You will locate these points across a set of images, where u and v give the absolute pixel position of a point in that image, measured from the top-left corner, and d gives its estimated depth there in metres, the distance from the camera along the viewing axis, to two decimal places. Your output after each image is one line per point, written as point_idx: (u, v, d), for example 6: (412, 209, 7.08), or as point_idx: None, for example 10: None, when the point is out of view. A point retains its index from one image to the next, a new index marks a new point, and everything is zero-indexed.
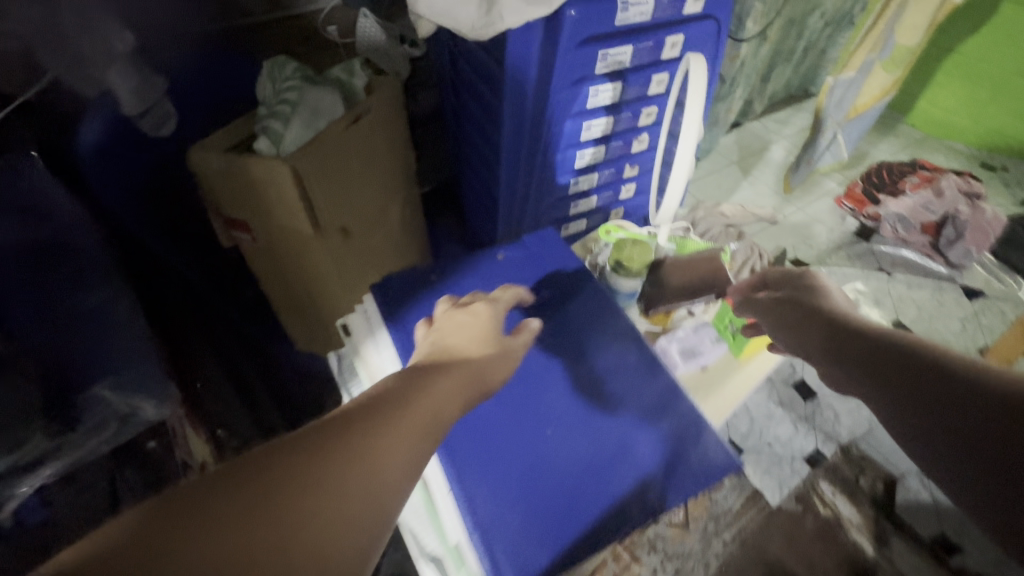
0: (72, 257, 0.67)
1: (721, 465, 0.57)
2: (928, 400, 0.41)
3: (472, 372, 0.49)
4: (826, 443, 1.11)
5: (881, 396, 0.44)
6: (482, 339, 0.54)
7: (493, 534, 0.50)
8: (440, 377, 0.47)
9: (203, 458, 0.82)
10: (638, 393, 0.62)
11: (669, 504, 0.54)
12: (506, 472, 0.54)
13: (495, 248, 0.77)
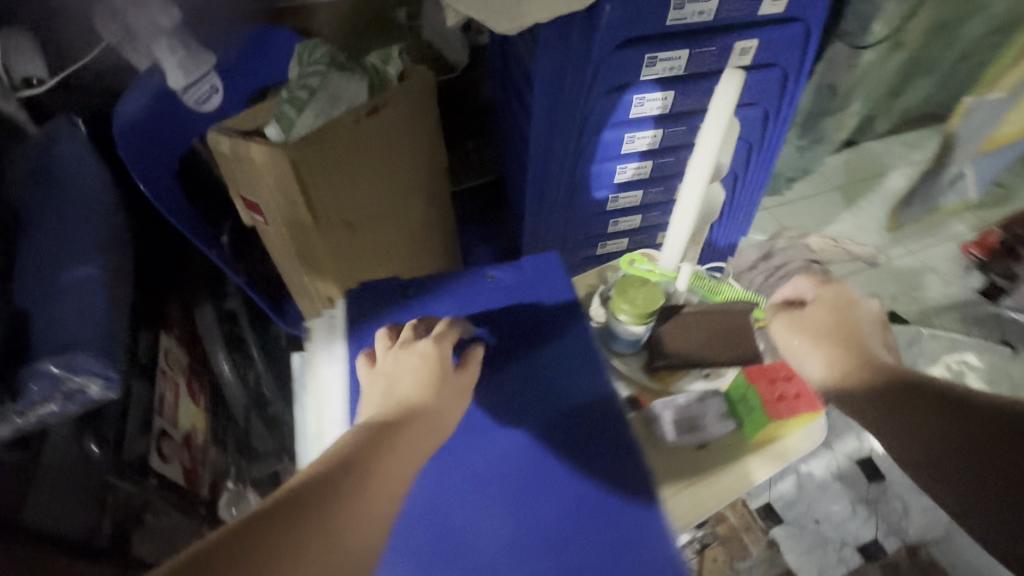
0: (77, 226, 0.68)
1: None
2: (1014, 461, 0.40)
3: (417, 436, 0.47)
4: (888, 536, 0.98)
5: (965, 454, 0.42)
6: (427, 393, 0.50)
7: None
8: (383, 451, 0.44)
9: (192, 426, 0.86)
10: (591, 472, 0.53)
11: None
12: (411, 536, 0.50)
13: (485, 268, 0.70)
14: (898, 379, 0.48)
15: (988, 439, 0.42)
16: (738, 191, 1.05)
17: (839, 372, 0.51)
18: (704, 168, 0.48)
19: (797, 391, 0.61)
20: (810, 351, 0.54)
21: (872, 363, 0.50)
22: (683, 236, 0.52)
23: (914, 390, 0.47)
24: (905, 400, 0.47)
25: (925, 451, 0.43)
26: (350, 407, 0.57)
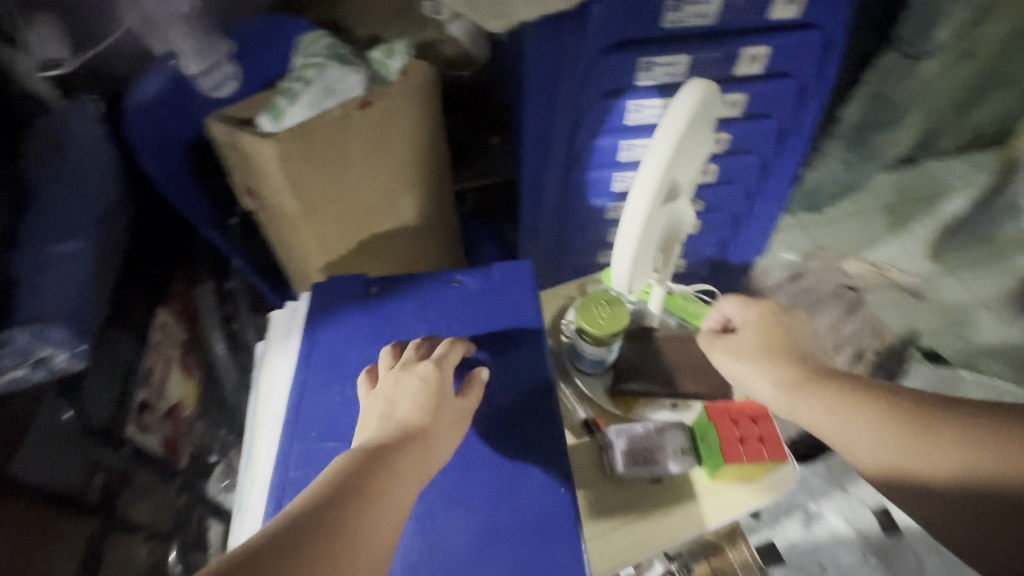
0: (71, 198, 0.72)
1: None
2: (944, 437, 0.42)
3: (418, 473, 0.44)
4: None
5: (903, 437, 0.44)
6: (429, 426, 0.47)
7: None
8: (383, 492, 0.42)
9: (180, 399, 0.91)
10: (509, 503, 0.51)
11: None
12: None
13: (454, 272, 0.68)
14: (840, 394, 0.49)
15: (940, 443, 0.42)
16: (753, 207, 0.98)
17: (781, 396, 0.52)
18: (652, 178, 0.43)
19: (761, 437, 0.57)
20: (753, 377, 0.55)
21: (813, 379, 0.51)
22: (630, 255, 0.47)
23: (866, 405, 0.47)
24: (856, 421, 0.47)
25: (882, 456, 0.44)
26: (289, 404, 0.57)
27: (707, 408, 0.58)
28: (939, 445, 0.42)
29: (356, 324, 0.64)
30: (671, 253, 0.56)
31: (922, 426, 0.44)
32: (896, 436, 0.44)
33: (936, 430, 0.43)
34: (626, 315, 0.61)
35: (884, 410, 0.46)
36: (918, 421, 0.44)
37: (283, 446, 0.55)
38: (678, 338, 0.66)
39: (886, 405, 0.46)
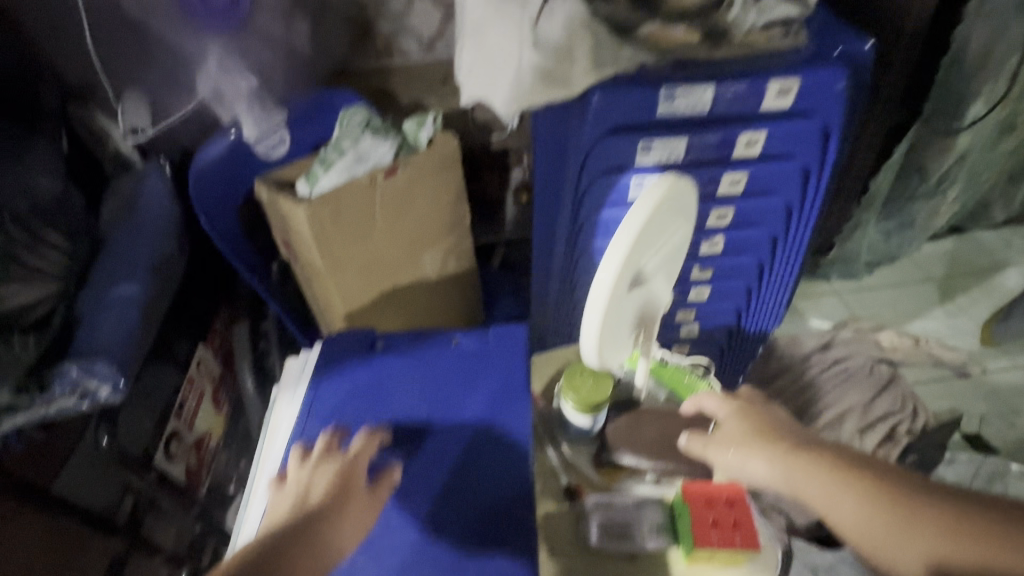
0: (134, 248, 0.83)
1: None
2: (930, 515, 0.44)
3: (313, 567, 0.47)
4: None
5: (892, 516, 0.45)
6: (331, 513, 0.51)
7: None
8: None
9: (208, 431, 0.99)
10: (476, 563, 0.55)
11: None
12: None
13: (453, 332, 0.73)
14: (833, 477, 0.49)
15: (928, 532, 0.44)
16: (765, 279, 0.98)
17: (775, 480, 0.52)
18: (615, 265, 0.47)
19: (735, 522, 0.58)
20: (742, 464, 0.55)
21: (805, 463, 0.51)
22: (596, 334, 0.50)
23: (854, 488, 0.48)
24: (845, 504, 0.48)
25: (872, 534, 0.46)
26: (287, 449, 0.63)
27: (684, 487, 0.59)
28: (921, 538, 0.44)
29: (358, 377, 0.69)
30: (647, 332, 0.59)
31: (907, 513, 0.45)
32: (883, 525, 0.45)
33: (920, 511, 0.45)
34: (609, 387, 0.64)
35: (873, 496, 0.47)
36: (903, 510, 0.45)
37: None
38: (663, 413, 0.67)
39: (877, 490, 0.47)
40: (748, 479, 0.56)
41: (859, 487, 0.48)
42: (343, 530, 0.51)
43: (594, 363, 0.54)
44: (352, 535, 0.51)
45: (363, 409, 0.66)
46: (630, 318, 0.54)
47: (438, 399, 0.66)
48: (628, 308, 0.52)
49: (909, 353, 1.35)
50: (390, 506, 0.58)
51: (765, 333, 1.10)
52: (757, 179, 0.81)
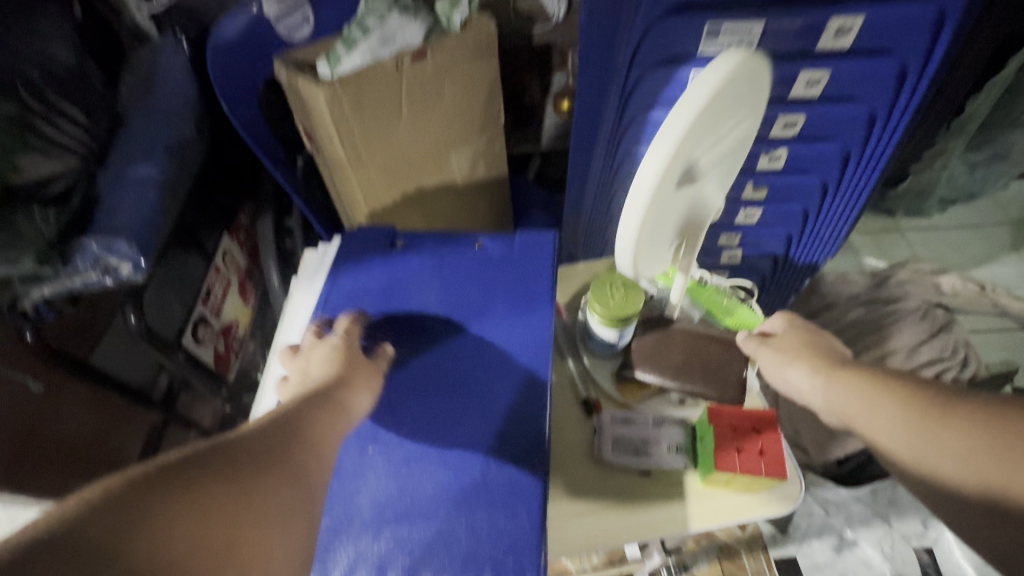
0: (149, 126, 0.79)
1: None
2: (954, 410, 0.45)
3: (341, 418, 0.48)
4: None
5: (916, 411, 0.47)
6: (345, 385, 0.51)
7: None
8: (324, 431, 0.46)
9: (235, 319, 1.02)
10: (480, 463, 0.51)
11: None
12: None
13: (477, 235, 0.69)
14: (868, 381, 0.52)
15: (950, 420, 0.45)
16: (828, 203, 0.88)
17: (814, 386, 0.55)
18: (664, 153, 0.41)
19: (761, 449, 0.54)
20: (784, 368, 0.58)
21: (843, 372, 0.54)
22: (634, 236, 0.45)
23: (888, 396, 0.50)
24: (878, 408, 0.50)
25: (898, 428, 0.48)
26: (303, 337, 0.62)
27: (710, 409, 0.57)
28: (945, 429, 0.45)
29: (376, 273, 0.67)
30: (692, 242, 0.53)
31: (933, 411, 0.47)
32: (910, 422, 0.47)
33: (946, 408, 0.46)
34: (640, 302, 0.60)
35: (905, 399, 0.49)
36: (929, 412, 0.47)
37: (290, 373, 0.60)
38: (698, 337, 0.62)
39: (908, 394, 0.49)
40: (792, 391, 0.58)
41: (892, 391, 0.50)
42: (358, 401, 0.51)
43: (630, 270, 0.49)
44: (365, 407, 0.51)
45: (379, 305, 0.64)
46: (674, 222, 0.48)
47: (456, 300, 0.63)
48: (673, 209, 0.46)
49: (971, 300, 1.23)
50: (403, 402, 0.55)
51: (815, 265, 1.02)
52: (839, 80, 0.69)
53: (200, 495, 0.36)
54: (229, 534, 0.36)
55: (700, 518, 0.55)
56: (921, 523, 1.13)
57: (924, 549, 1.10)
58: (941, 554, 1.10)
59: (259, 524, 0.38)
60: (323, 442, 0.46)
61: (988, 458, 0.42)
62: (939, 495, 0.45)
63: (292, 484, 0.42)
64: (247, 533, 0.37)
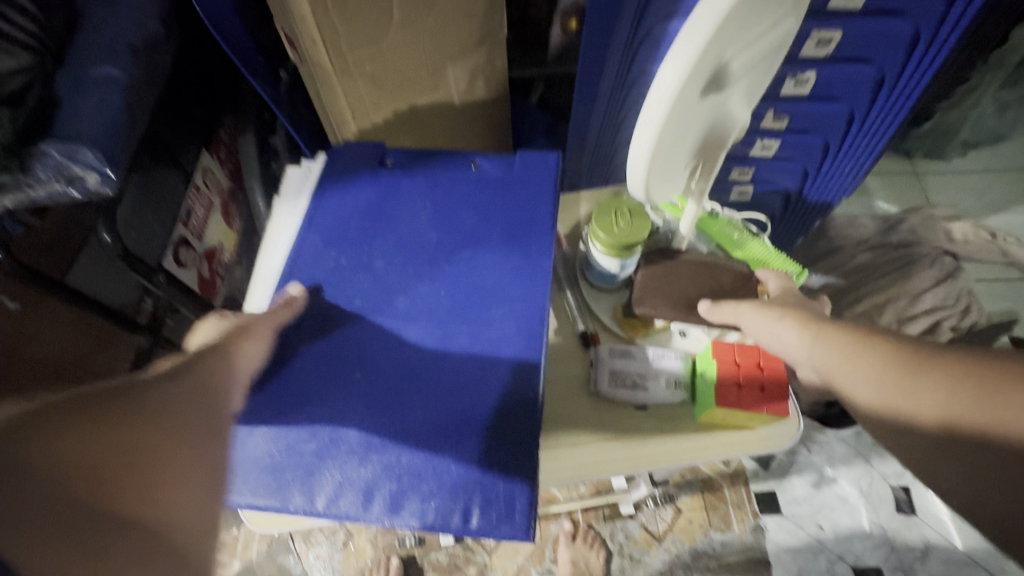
0: (111, 21, 0.70)
1: (499, 515, 0.44)
2: (937, 363, 0.42)
3: (234, 368, 0.48)
4: (876, 555, 1.09)
5: (897, 368, 0.43)
6: (234, 334, 0.50)
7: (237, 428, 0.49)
8: (220, 377, 0.46)
9: (219, 243, 0.98)
10: (470, 392, 0.49)
11: (396, 517, 0.45)
12: (291, 390, 0.50)
13: (473, 155, 0.64)
14: (856, 335, 0.47)
15: (931, 377, 0.41)
16: (852, 134, 0.82)
17: (801, 345, 0.50)
18: (688, 55, 0.35)
19: (762, 385, 0.53)
20: (771, 324, 0.52)
21: (830, 327, 0.49)
22: (649, 154, 0.41)
23: (870, 351, 0.46)
24: (858, 367, 0.45)
25: (879, 387, 0.44)
26: (285, 260, 0.58)
27: (715, 343, 0.55)
28: (926, 386, 0.41)
29: (363, 193, 0.62)
30: (709, 164, 0.48)
31: (913, 366, 0.43)
32: (891, 380, 0.43)
33: (926, 363, 0.42)
34: (645, 231, 0.55)
35: (892, 351, 0.45)
36: (910, 366, 0.43)
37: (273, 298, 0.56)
38: (708, 269, 0.60)
39: (893, 347, 0.45)
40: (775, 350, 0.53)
41: (873, 347, 0.46)
42: (247, 349, 0.49)
43: (642, 194, 0.45)
44: (258, 355, 0.50)
45: (366, 227, 0.60)
46: (693, 141, 0.43)
47: (449, 224, 0.59)
48: (694, 124, 0.41)
49: (981, 248, 1.19)
50: (392, 328, 0.53)
51: (829, 204, 0.97)
52: None
53: (80, 434, 0.36)
54: (119, 466, 0.36)
55: (697, 454, 0.55)
56: (901, 465, 1.16)
57: (901, 488, 1.13)
58: (917, 493, 1.13)
59: (153, 458, 0.38)
60: (216, 388, 0.45)
61: (968, 413, 0.39)
62: (916, 449, 0.42)
63: (186, 425, 0.42)
64: (139, 465, 0.37)
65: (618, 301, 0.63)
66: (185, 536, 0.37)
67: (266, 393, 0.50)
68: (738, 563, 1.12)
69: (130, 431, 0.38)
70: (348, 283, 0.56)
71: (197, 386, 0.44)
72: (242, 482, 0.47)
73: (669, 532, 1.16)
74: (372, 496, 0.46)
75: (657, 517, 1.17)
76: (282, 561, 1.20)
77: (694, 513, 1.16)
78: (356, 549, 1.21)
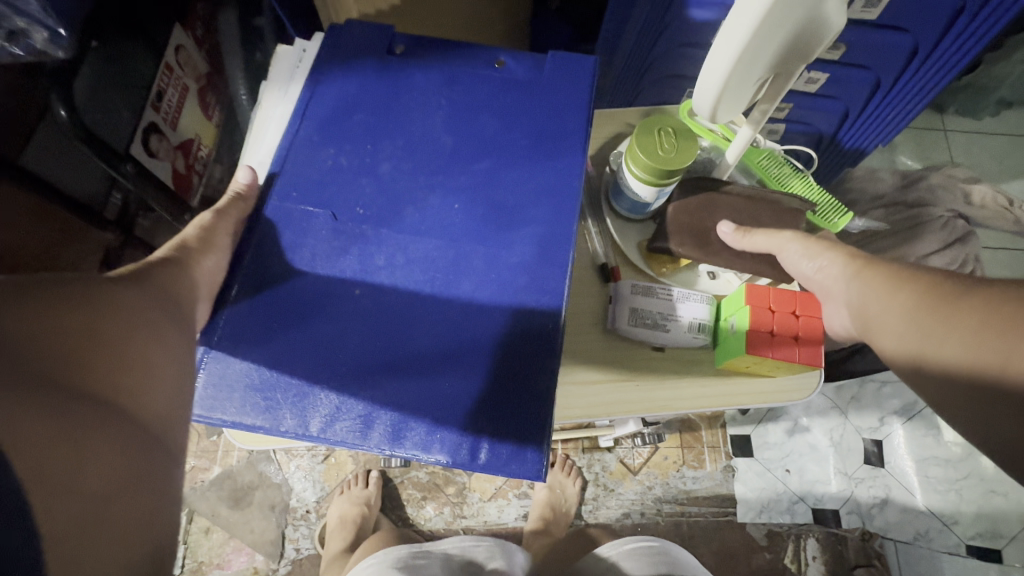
0: None
1: (509, 454, 0.41)
2: (961, 300, 0.40)
3: (197, 282, 0.44)
4: (837, 500, 1.14)
5: (921, 305, 0.42)
6: (199, 247, 0.45)
7: (222, 342, 0.44)
8: (183, 286, 0.43)
9: (195, 135, 0.88)
10: (484, 321, 0.45)
11: (397, 449, 0.41)
12: (283, 302, 0.45)
13: (498, 52, 0.57)
14: (895, 274, 0.46)
15: (953, 313, 0.40)
16: (909, 72, 0.74)
17: (839, 280, 0.49)
18: None
19: (796, 333, 0.52)
20: (812, 259, 0.51)
21: (871, 264, 0.48)
22: (730, 58, 0.41)
23: (900, 288, 0.45)
24: (887, 304, 0.45)
25: (902, 324, 0.43)
26: (276, 152, 0.50)
27: (749, 286, 0.53)
28: (945, 321, 0.40)
29: (369, 84, 0.54)
30: (786, 77, 0.46)
31: (938, 302, 0.42)
32: (913, 316, 0.43)
33: (950, 301, 0.41)
34: (691, 158, 0.50)
35: (929, 285, 0.43)
36: (934, 302, 0.42)
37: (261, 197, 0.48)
38: (746, 205, 0.56)
39: (927, 285, 0.43)
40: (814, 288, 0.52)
41: (904, 285, 0.44)
42: (209, 263, 0.45)
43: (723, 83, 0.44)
44: (220, 270, 0.46)
45: (371, 123, 0.52)
46: (783, 39, 0.41)
47: (466, 131, 0.52)
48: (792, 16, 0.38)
49: (994, 214, 1.16)
50: (397, 241, 0.47)
51: (862, 151, 0.92)
52: None
53: (33, 323, 0.34)
54: (77, 357, 0.34)
55: (718, 403, 0.55)
56: (877, 419, 1.18)
57: (872, 441, 1.17)
58: (888, 447, 1.16)
59: (117, 351, 0.36)
60: (178, 294, 0.42)
61: (984, 343, 0.38)
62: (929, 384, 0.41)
63: (150, 323, 0.39)
64: (104, 351, 0.36)
65: (643, 237, 0.60)
66: (155, 424, 0.36)
67: (254, 308, 0.45)
68: (706, 498, 1.17)
69: (88, 319, 0.36)
70: (349, 188, 0.49)
71: (160, 291, 0.41)
72: (226, 400, 0.42)
73: (644, 466, 1.19)
74: (371, 423, 0.42)
75: (635, 451, 1.20)
76: (262, 469, 1.21)
77: (670, 451, 1.20)
78: (338, 462, 1.22)
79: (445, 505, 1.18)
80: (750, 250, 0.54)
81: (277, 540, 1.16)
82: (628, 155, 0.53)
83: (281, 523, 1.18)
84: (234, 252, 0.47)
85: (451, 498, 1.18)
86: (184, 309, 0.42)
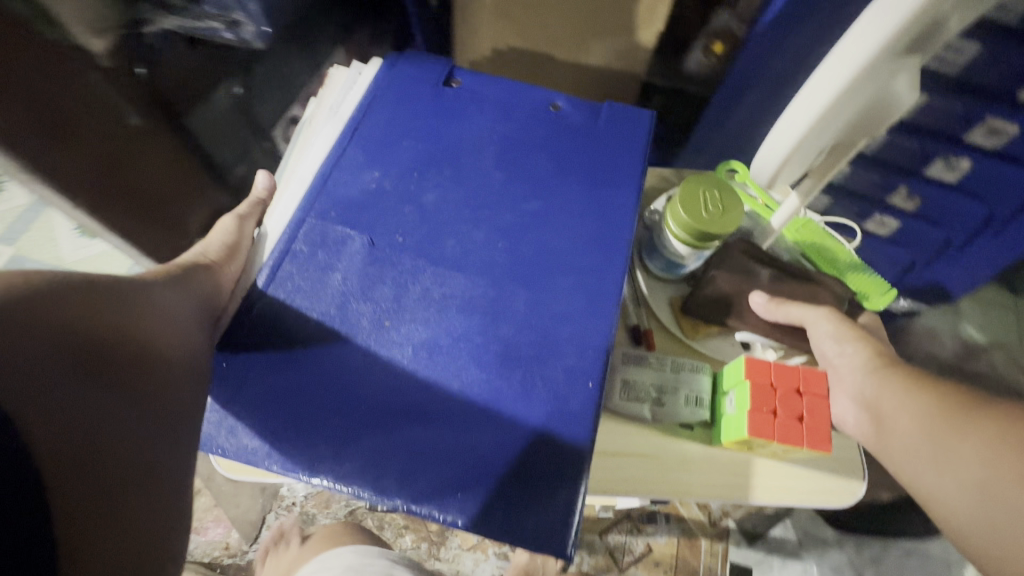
0: None
1: (529, 516, 0.45)
2: (971, 422, 0.43)
3: (220, 286, 0.52)
4: None
5: (935, 423, 0.45)
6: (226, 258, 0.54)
7: (238, 373, 0.49)
8: (210, 290, 0.50)
9: None
10: (505, 364, 0.51)
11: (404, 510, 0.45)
12: (299, 350, 0.50)
13: (554, 97, 0.67)
14: (915, 382, 0.50)
15: (962, 436, 0.43)
16: (979, 240, 0.77)
17: (857, 369, 0.54)
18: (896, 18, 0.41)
19: (801, 415, 0.52)
20: (839, 342, 0.56)
21: (890, 365, 0.52)
22: (823, 103, 0.49)
23: (919, 399, 0.48)
24: (905, 412, 0.48)
25: (914, 429, 0.47)
26: (322, 168, 0.59)
27: (749, 359, 0.54)
28: (958, 443, 0.43)
29: (426, 111, 0.64)
30: (845, 145, 0.52)
31: (954, 422, 0.44)
32: (928, 428, 0.45)
33: (965, 420, 0.43)
34: (733, 221, 0.55)
35: (949, 395, 0.47)
36: (951, 422, 0.44)
37: (301, 214, 0.57)
38: (785, 285, 0.61)
39: (947, 401, 0.46)
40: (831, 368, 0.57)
41: (928, 396, 0.48)
42: (232, 269, 0.54)
43: (815, 112, 0.50)
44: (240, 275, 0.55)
45: (418, 148, 0.62)
46: (865, 99, 0.47)
47: (514, 168, 0.61)
48: (881, 82, 0.45)
49: None
50: (428, 273, 0.54)
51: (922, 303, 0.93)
52: None
53: (79, 306, 0.38)
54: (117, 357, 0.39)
55: (715, 485, 0.58)
56: None
57: None
58: None
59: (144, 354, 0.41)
60: (208, 296, 0.50)
61: (987, 470, 0.40)
62: (935, 498, 0.43)
63: (178, 326, 0.45)
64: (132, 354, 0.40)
65: (676, 294, 0.65)
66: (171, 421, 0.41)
67: (267, 355, 0.50)
68: None
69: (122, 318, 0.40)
70: (390, 213, 0.57)
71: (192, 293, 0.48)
72: (230, 431, 0.47)
73: (631, 564, 1.13)
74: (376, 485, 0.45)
75: (627, 547, 1.15)
76: None
77: (663, 557, 1.14)
78: None
79: (423, 541, 1.16)
80: (783, 319, 0.59)
81: (256, 524, 1.17)
82: (671, 207, 0.58)
83: (265, 508, 1.19)
84: (336, 246, 0.55)
85: (431, 536, 1.16)
86: (209, 296, 0.50)
